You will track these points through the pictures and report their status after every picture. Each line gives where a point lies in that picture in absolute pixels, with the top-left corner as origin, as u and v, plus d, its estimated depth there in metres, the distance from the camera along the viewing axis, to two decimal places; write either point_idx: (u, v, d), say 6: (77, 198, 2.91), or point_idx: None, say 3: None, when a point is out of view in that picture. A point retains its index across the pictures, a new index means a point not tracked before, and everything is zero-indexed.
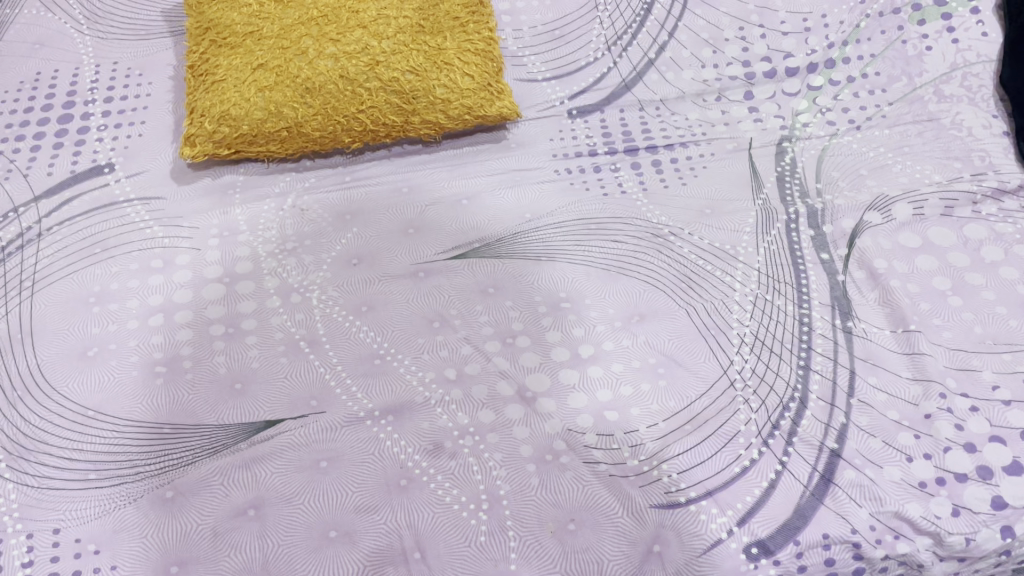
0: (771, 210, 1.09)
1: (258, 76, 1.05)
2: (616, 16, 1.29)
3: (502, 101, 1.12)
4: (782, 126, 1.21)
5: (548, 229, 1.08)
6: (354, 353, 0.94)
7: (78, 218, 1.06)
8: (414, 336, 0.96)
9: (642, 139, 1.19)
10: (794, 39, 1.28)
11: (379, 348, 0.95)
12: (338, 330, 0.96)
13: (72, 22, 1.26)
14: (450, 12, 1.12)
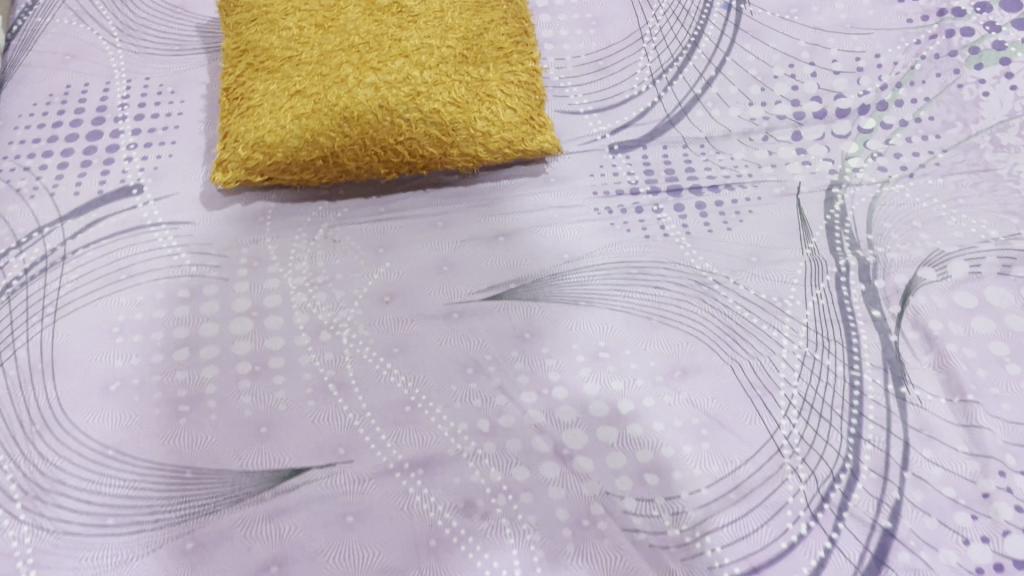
0: (820, 262, 1.04)
1: (295, 103, 1.01)
2: (662, 49, 1.25)
3: (544, 134, 1.09)
4: (832, 170, 1.16)
5: (587, 272, 1.04)
6: (385, 399, 0.90)
7: (104, 241, 1.04)
8: (447, 382, 0.92)
9: (685, 179, 1.14)
10: (845, 79, 1.24)
11: (410, 394, 0.91)
12: (368, 373, 0.93)
13: (104, 34, 1.23)
14: (494, 42, 1.09)
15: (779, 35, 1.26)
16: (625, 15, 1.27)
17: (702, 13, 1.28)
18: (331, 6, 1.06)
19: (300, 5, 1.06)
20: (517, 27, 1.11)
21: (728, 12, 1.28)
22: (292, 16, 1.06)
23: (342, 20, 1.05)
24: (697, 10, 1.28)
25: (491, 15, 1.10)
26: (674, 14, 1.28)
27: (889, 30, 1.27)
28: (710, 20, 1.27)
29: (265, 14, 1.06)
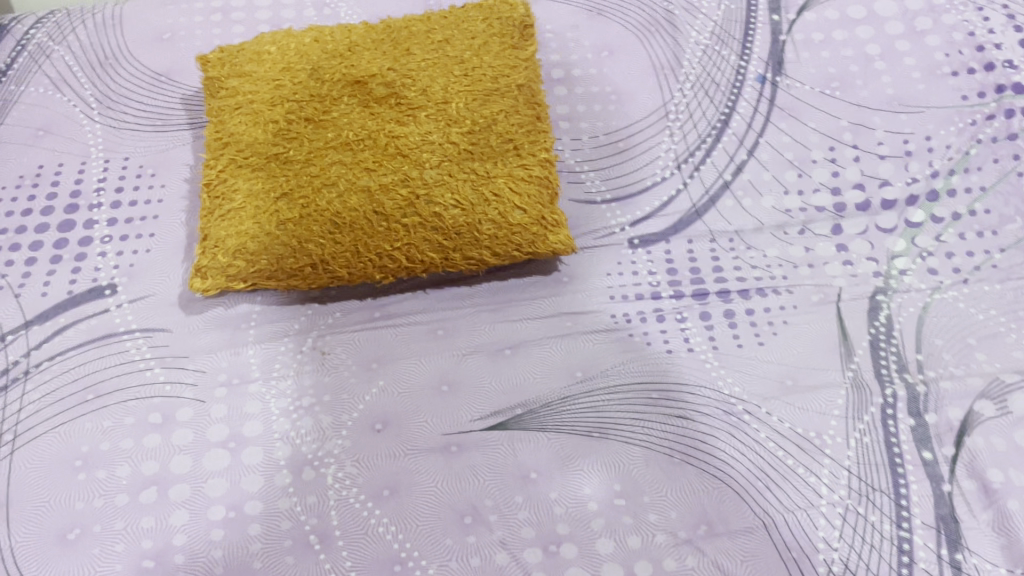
0: (864, 387, 0.94)
1: (280, 207, 0.91)
2: (688, 128, 1.14)
3: (557, 234, 0.97)
4: (876, 272, 1.05)
5: (602, 394, 0.93)
6: (372, 556, 0.81)
7: (71, 352, 0.94)
8: (443, 535, 0.82)
9: (712, 280, 1.03)
10: (892, 164, 1.12)
11: (400, 550, 0.81)
12: (355, 523, 0.83)
13: (82, 105, 1.13)
14: (502, 132, 0.97)
15: (819, 113, 1.15)
16: (648, 88, 1.17)
17: (733, 86, 1.17)
18: (322, 95, 0.96)
19: (289, 94, 0.96)
20: (528, 111, 1.00)
21: (762, 85, 1.17)
22: (280, 107, 0.96)
23: (334, 113, 0.95)
24: (728, 83, 1.17)
25: (499, 103, 0.98)
26: (703, 87, 1.17)
27: (941, 108, 1.15)
28: (742, 95, 1.16)
29: (251, 102, 0.97)
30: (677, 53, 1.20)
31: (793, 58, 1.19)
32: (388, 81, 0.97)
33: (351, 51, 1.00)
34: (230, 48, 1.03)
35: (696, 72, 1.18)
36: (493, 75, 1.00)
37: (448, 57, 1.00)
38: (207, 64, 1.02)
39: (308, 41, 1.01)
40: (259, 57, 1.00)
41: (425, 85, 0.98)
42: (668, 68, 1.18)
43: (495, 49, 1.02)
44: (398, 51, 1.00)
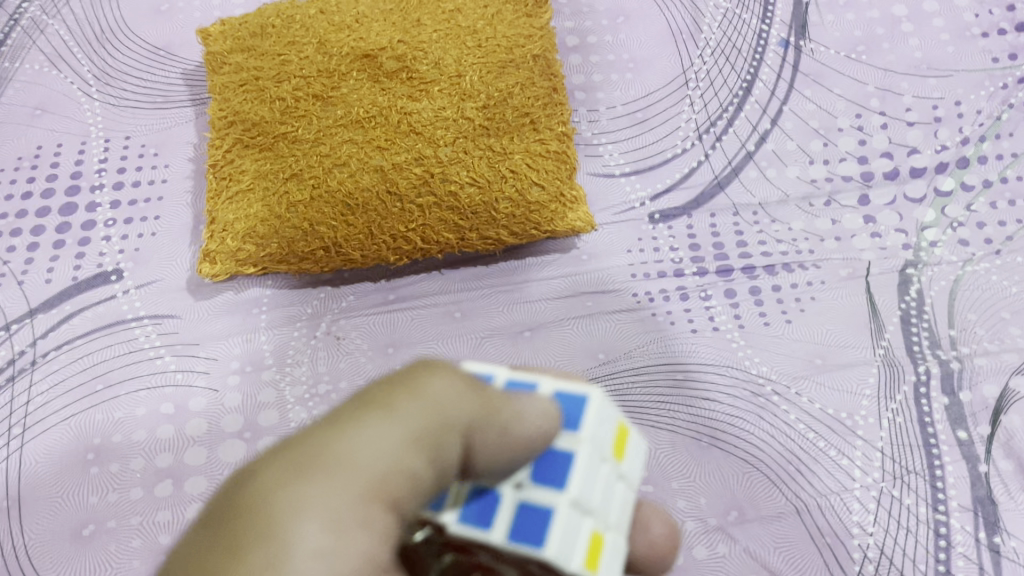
0: (896, 365, 0.91)
1: (290, 189, 0.88)
2: (709, 97, 1.09)
3: (575, 211, 0.93)
4: (905, 244, 1.01)
5: (625, 376, 0.91)
6: None
7: (78, 340, 0.92)
8: None
9: (736, 255, 1.00)
10: (920, 131, 1.08)
11: None
12: None
13: (80, 82, 1.09)
14: (518, 106, 0.93)
15: (844, 78, 1.10)
16: (666, 56, 1.12)
17: (755, 52, 1.12)
18: (330, 70, 0.92)
19: (296, 69, 0.92)
20: (544, 82, 0.96)
21: (785, 50, 1.12)
22: (286, 83, 0.92)
23: (343, 88, 0.91)
24: (749, 49, 1.13)
25: (515, 75, 0.94)
26: (724, 53, 1.12)
27: (971, 71, 1.11)
28: (764, 61, 1.12)
29: (255, 78, 0.92)
30: (696, 18, 1.15)
31: (817, 21, 1.15)
32: (399, 54, 0.93)
33: (359, 22, 0.95)
34: (231, 21, 0.99)
35: (716, 37, 1.13)
36: (507, 45, 0.95)
37: (460, 27, 0.95)
38: (209, 38, 0.97)
39: (312, 12, 0.97)
40: (262, 30, 0.96)
41: (437, 57, 0.93)
42: (687, 33, 1.14)
43: (508, 18, 0.97)
44: (407, 21, 0.95)
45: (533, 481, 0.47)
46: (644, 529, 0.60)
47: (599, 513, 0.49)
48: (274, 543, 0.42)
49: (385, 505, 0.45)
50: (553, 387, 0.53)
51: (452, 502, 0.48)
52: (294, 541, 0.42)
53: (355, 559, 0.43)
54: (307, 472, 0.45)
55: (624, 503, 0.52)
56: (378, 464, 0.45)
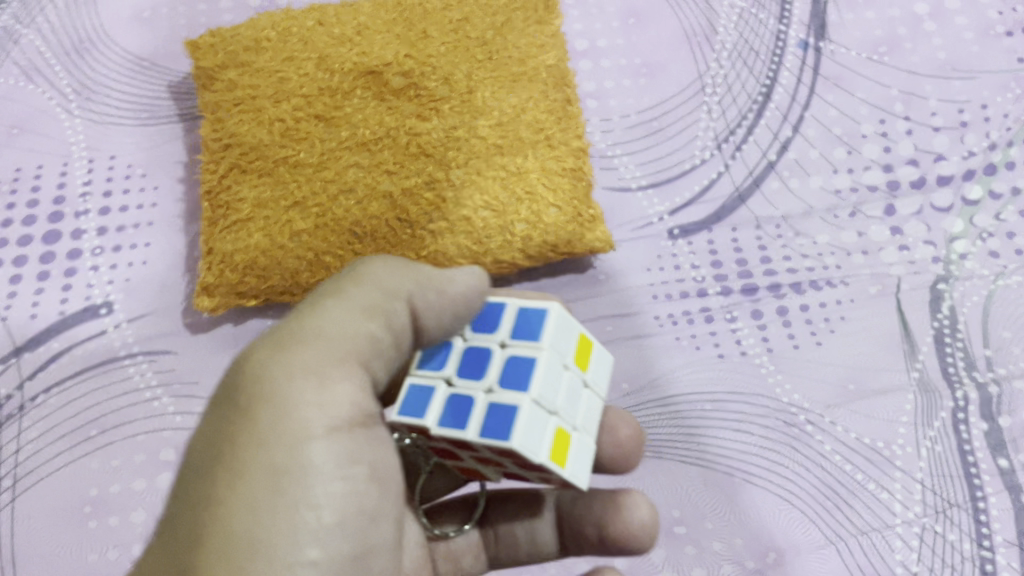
0: (931, 390, 0.87)
1: (293, 217, 0.83)
2: (727, 103, 1.04)
3: (595, 231, 0.86)
4: (936, 257, 0.96)
5: (651, 407, 0.87)
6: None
7: (69, 382, 0.86)
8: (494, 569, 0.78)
9: (760, 272, 0.95)
10: (947, 137, 1.03)
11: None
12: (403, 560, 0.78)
13: (58, 96, 1.02)
14: (532, 122, 0.87)
15: (867, 82, 1.06)
16: (681, 59, 1.07)
17: (774, 54, 1.07)
18: (332, 88, 0.86)
19: (296, 88, 0.86)
20: (558, 96, 0.89)
21: (805, 53, 1.07)
22: (285, 103, 0.86)
23: (347, 108, 0.86)
24: (767, 52, 1.07)
25: (528, 89, 0.89)
26: (741, 56, 1.07)
27: (997, 72, 1.06)
28: (783, 64, 1.07)
29: (251, 97, 0.86)
30: (711, 19, 1.09)
31: (836, 20, 1.09)
32: (406, 70, 0.87)
33: (361, 34, 0.89)
34: (221, 32, 0.92)
35: (732, 39, 1.08)
36: (518, 57, 0.90)
37: (468, 38, 0.90)
38: (196, 50, 0.90)
39: (310, 24, 0.90)
40: (257, 44, 0.90)
41: (447, 72, 0.87)
42: (701, 35, 1.08)
43: (518, 26, 0.91)
44: (413, 32, 0.89)
45: (502, 385, 0.56)
46: (611, 431, 0.71)
47: (564, 412, 0.57)
48: (272, 402, 0.55)
49: (357, 363, 0.59)
50: (516, 306, 0.60)
51: (433, 406, 0.56)
52: (288, 397, 0.56)
53: (345, 404, 0.57)
54: (279, 357, 0.57)
55: (592, 408, 0.60)
56: (346, 334, 0.59)
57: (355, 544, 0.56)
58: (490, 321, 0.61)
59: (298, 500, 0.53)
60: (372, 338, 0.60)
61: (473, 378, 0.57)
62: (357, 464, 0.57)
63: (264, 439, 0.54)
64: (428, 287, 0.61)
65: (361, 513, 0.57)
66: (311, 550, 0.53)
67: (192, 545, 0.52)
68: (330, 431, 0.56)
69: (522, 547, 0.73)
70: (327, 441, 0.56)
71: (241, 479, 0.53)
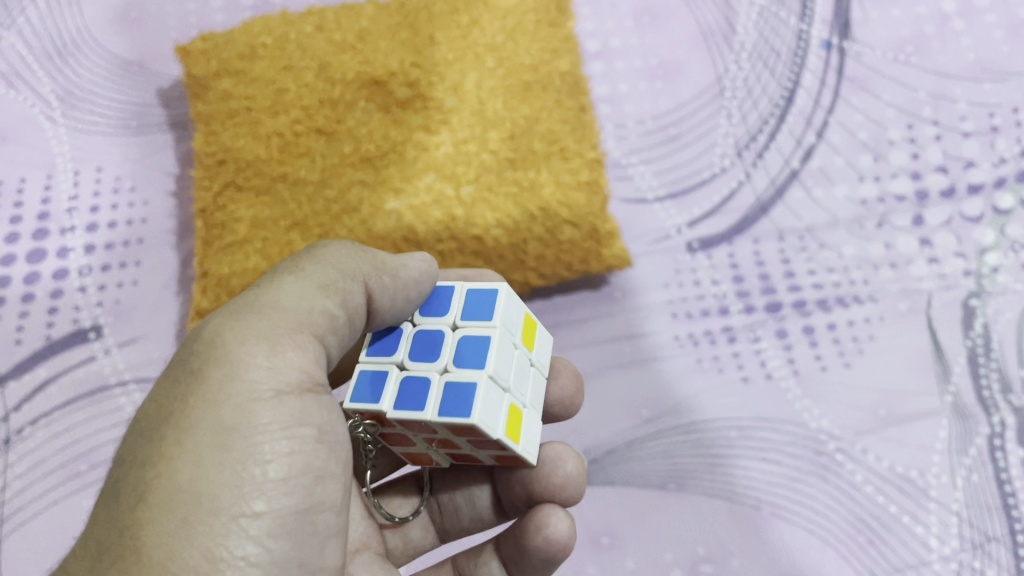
0: (967, 415, 0.83)
1: (294, 238, 0.77)
2: (748, 107, 0.99)
3: (613, 247, 0.82)
4: (966, 271, 0.91)
5: (674, 435, 0.82)
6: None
7: (56, 413, 0.81)
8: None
9: (784, 288, 0.90)
10: (976, 142, 0.97)
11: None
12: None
13: (41, 104, 0.97)
14: (546, 133, 0.82)
15: (893, 84, 1.00)
16: (699, 61, 1.02)
17: (796, 55, 1.02)
18: (333, 99, 0.81)
19: (294, 99, 0.81)
20: (572, 104, 0.84)
21: (828, 53, 1.02)
22: (284, 115, 0.80)
23: (350, 121, 0.81)
24: (789, 52, 1.02)
25: (541, 98, 0.83)
26: (761, 57, 1.02)
27: None
28: (806, 66, 1.02)
29: (247, 109, 0.81)
30: (730, 17, 1.04)
31: (860, 17, 1.04)
32: (411, 79, 0.81)
33: (363, 40, 0.84)
34: (214, 36, 0.87)
35: (752, 38, 1.03)
36: (530, 64, 0.84)
37: (477, 44, 0.84)
38: (189, 57, 0.86)
39: (309, 29, 0.85)
40: (252, 51, 0.84)
41: (455, 81, 0.82)
42: (719, 35, 1.03)
43: (531, 30, 0.85)
44: (418, 38, 0.84)
45: (457, 364, 0.58)
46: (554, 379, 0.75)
47: (517, 390, 0.60)
48: (221, 360, 0.55)
49: (307, 335, 0.59)
50: (467, 287, 0.63)
51: (388, 393, 0.58)
52: (239, 359, 0.56)
53: (294, 367, 0.57)
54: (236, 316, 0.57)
55: (537, 383, 0.65)
56: (300, 304, 0.60)
57: (299, 505, 0.54)
58: (441, 304, 0.63)
59: (243, 455, 0.53)
60: (327, 313, 0.61)
61: (425, 361, 0.60)
62: (304, 426, 0.56)
63: (211, 396, 0.54)
64: (383, 271, 0.63)
65: (306, 474, 0.55)
66: (254, 503, 0.52)
67: (133, 500, 0.51)
68: (277, 392, 0.56)
69: (463, 515, 0.75)
70: (275, 403, 0.55)
71: (185, 437, 0.52)
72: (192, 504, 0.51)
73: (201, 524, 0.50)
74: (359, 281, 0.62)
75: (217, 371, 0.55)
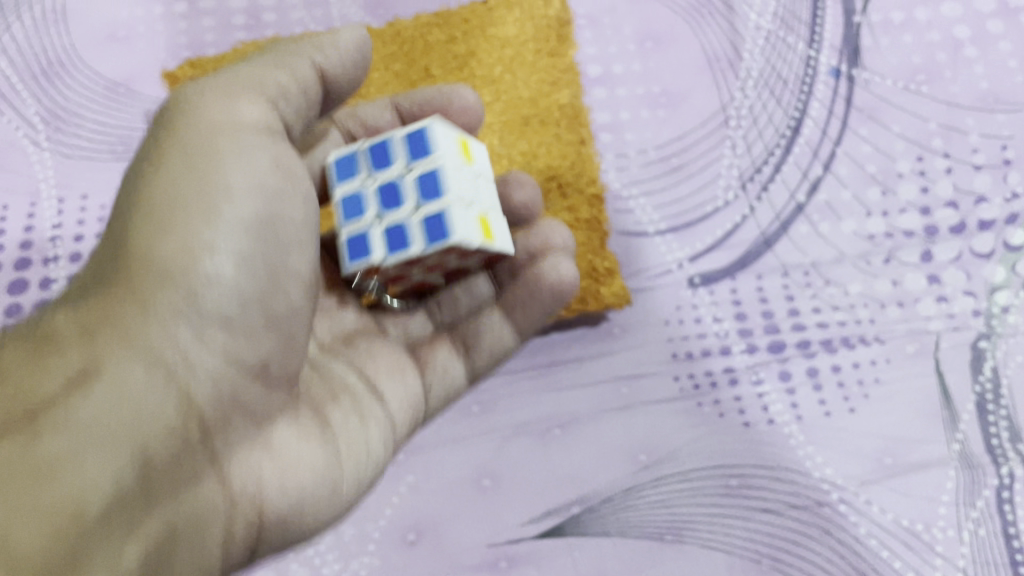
0: (975, 465, 0.80)
1: None
2: (753, 137, 0.96)
3: (612, 286, 0.79)
4: (976, 310, 0.88)
5: (673, 483, 0.80)
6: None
7: None
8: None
9: (788, 326, 0.87)
10: (988, 176, 0.94)
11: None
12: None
13: (26, 126, 0.94)
14: (544, 168, 0.81)
15: (903, 115, 0.98)
16: (703, 88, 0.99)
17: (803, 83, 0.99)
18: None
19: None
20: (571, 137, 0.82)
21: (837, 80, 0.99)
22: None
23: None
24: (796, 79, 0.99)
25: (539, 132, 0.82)
26: (767, 85, 0.99)
27: None
28: (813, 94, 0.99)
29: None
30: (736, 43, 1.01)
31: (870, 44, 1.01)
32: None
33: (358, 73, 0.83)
34: None
35: (758, 65, 1.00)
36: (528, 97, 0.83)
37: (473, 77, 0.84)
38: None
39: None
40: None
41: None
42: (725, 60, 1.00)
43: (529, 60, 0.84)
44: (414, 71, 0.84)
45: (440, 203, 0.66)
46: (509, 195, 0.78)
47: (480, 201, 0.70)
48: (197, 123, 0.61)
49: (264, 103, 0.64)
50: (400, 135, 0.69)
51: (415, 237, 0.66)
52: (206, 112, 0.62)
53: (258, 130, 0.63)
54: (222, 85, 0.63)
55: (490, 191, 0.73)
56: (258, 75, 0.64)
57: (261, 286, 0.60)
58: (420, 146, 0.68)
59: (218, 201, 0.59)
60: (280, 85, 0.65)
61: (428, 212, 0.66)
62: (263, 207, 0.62)
63: (187, 144, 0.60)
64: (328, 48, 0.68)
65: (259, 299, 0.60)
66: (220, 241, 0.59)
67: (129, 237, 0.57)
68: (235, 232, 0.60)
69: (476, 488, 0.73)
70: (242, 162, 0.61)
71: (123, 391, 0.52)
72: (126, 487, 0.50)
73: (139, 514, 0.50)
74: (307, 61, 0.66)
75: (188, 123, 0.61)
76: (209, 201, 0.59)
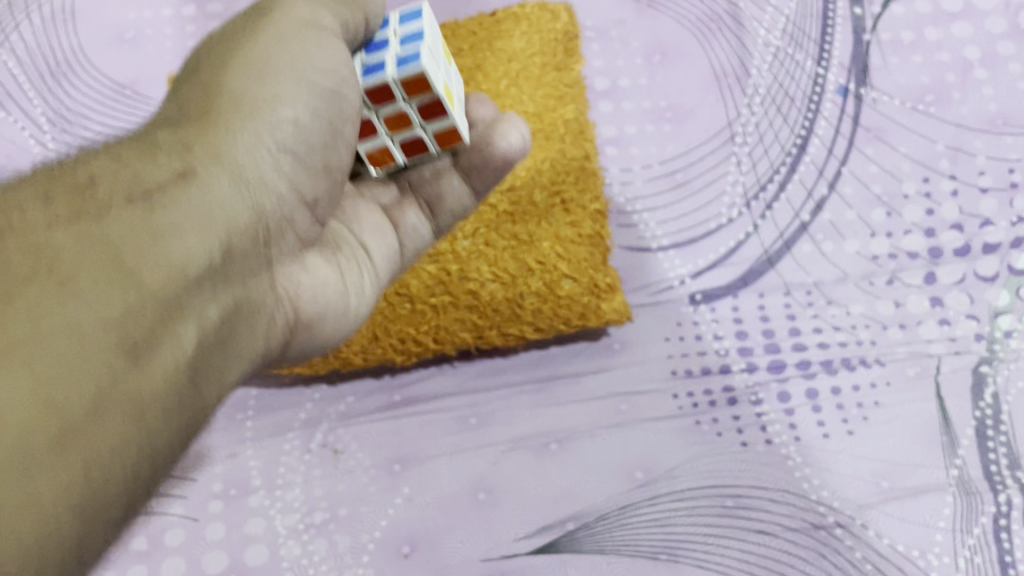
0: (973, 492, 0.80)
1: None
2: (759, 155, 0.97)
3: (611, 301, 0.78)
4: (978, 335, 0.87)
5: (669, 502, 0.79)
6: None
7: None
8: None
9: (788, 346, 0.87)
10: (995, 199, 0.94)
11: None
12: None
13: (34, 127, 0.95)
14: (547, 184, 0.81)
15: (911, 135, 0.97)
16: (709, 104, 0.99)
17: (810, 101, 1.00)
18: None
19: None
20: (576, 153, 0.81)
21: (844, 99, 0.99)
22: None
23: None
24: (803, 97, 1.00)
25: (544, 147, 0.82)
26: (774, 102, 1.00)
27: None
28: (819, 113, 0.99)
29: None
30: (744, 59, 1.02)
31: (879, 64, 1.01)
32: None
33: None
34: None
35: (766, 82, 1.01)
36: (534, 112, 0.82)
37: (479, 90, 0.83)
38: None
39: None
40: None
41: None
42: (732, 76, 1.01)
43: (535, 75, 0.84)
44: None
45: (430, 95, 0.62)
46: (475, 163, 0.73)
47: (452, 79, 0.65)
48: (274, 20, 0.63)
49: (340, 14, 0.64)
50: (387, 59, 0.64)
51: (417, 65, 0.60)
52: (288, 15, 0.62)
53: (331, 44, 0.61)
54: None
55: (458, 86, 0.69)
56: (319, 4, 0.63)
57: (325, 107, 0.60)
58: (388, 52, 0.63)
59: (295, 51, 0.61)
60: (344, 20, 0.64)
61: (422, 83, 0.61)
62: (334, 74, 0.61)
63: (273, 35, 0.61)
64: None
65: (327, 122, 0.61)
66: (296, 99, 0.60)
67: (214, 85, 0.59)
68: (305, 91, 0.60)
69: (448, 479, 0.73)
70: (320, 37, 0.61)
71: (208, 194, 0.54)
72: (212, 261, 0.52)
73: (218, 281, 0.53)
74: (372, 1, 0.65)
75: (281, 13, 0.63)
76: (280, 81, 0.60)
